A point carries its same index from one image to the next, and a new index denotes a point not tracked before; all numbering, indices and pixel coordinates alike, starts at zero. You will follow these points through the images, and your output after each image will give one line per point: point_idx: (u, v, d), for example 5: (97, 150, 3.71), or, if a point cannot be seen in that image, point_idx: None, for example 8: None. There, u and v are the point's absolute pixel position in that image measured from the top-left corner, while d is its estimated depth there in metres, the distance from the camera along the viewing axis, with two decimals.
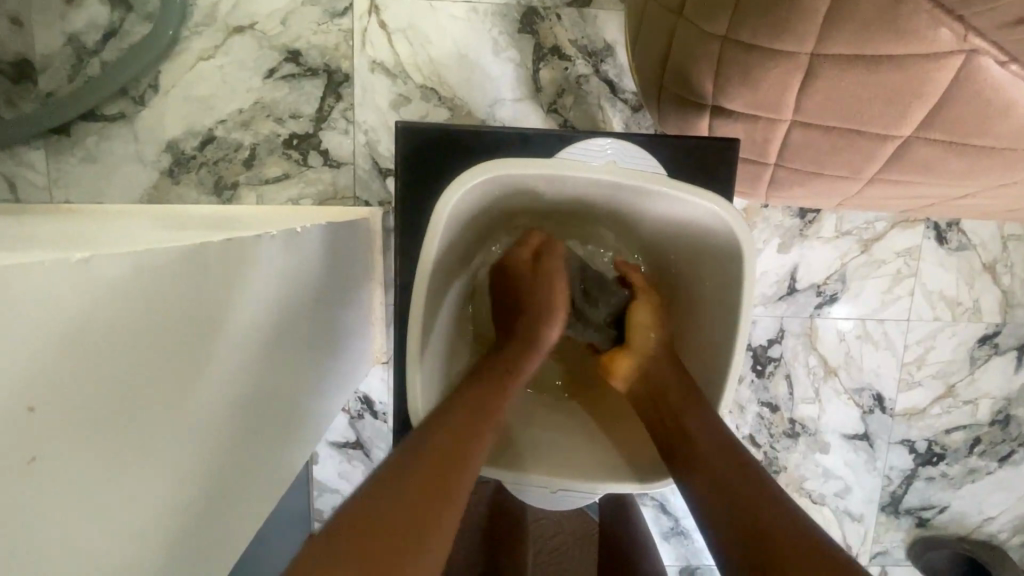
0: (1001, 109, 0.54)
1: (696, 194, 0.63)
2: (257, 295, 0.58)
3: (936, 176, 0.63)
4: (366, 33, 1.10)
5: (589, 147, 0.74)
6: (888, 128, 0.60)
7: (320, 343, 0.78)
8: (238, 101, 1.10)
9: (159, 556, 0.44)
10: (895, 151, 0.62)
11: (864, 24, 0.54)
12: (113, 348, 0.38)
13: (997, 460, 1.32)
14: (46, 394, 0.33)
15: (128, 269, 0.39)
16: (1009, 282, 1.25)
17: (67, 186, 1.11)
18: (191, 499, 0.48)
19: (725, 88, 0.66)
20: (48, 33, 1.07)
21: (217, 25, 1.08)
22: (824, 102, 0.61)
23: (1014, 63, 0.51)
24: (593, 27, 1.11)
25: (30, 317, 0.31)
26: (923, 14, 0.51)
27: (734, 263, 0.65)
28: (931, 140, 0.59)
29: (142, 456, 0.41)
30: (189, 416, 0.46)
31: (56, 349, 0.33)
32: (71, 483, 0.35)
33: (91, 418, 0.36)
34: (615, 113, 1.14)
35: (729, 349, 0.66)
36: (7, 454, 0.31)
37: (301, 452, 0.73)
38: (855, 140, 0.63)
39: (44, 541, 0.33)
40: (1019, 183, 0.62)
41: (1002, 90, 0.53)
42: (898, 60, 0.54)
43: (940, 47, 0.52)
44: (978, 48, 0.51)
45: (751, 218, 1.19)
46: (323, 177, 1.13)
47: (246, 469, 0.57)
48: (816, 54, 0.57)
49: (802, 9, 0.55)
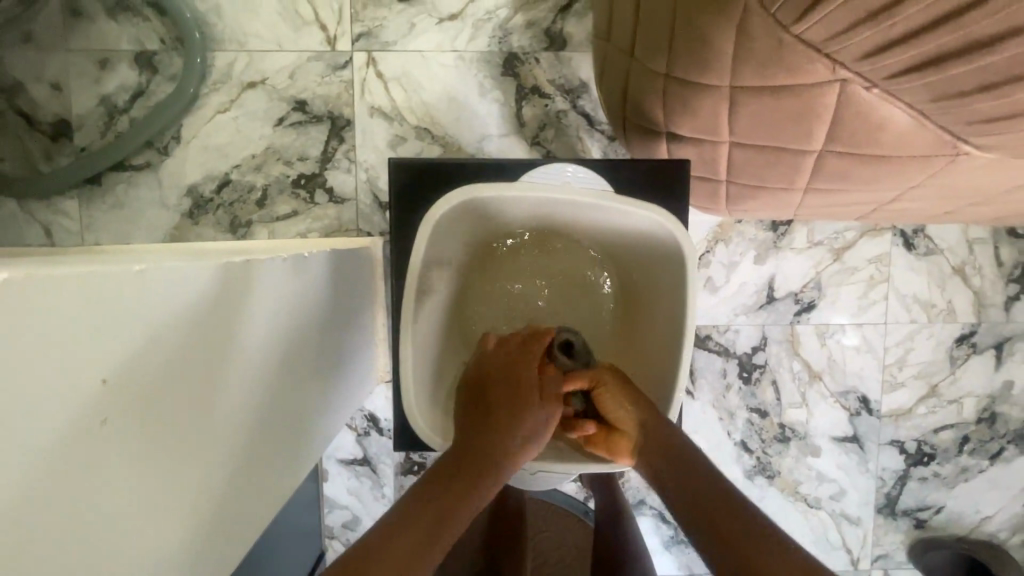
0: (881, 124, 0.63)
1: (646, 206, 0.72)
2: (272, 307, 0.67)
3: (852, 182, 0.72)
4: (365, 82, 1.22)
5: (547, 171, 0.82)
6: (801, 145, 0.69)
7: (327, 359, 0.86)
8: (251, 147, 1.22)
9: (193, 531, 0.52)
10: (815, 163, 0.71)
11: (759, 62, 0.62)
12: (161, 341, 0.47)
13: (988, 458, 1.35)
14: (116, 371, 0.43)
15: (173, 279, 0.49)
16: (979, 282, 1.31)
17: (98, 230, 1.22)
18: (218, 485, 0.56)
19: (672, 116, 0.76)
20: (83, 96, 1.20)
21: (233, 82, 1.21)
22: (749, 124, 0.70)
23: (876, 87, 0.60)
24: (569, 67, 1.23)
25: (106, 309, 0.42)
26: (800, 54, 0.60)
27: (680, 265, 0.74)
28: (839, 152, 0.69)
29: (182, 437, 0.50)
30: (219, 406, 0.56)
31: (121, 337, 0.43)
32: (129, 447, 0.44)
33: (144, 396, 0.46)
34: (593, 142, 1.25)
35: (680, 341, 0.75)
36: (87, 413, 0.40)
37: (310, 459, 0.80)
38: (779, 154, 0.72)
39: (105, 490, 0.42)
40: (925, 184, 0.71)
41: (874, 109, 0.62)
42: (792, 89, 0.64)
43: (818, 77, 0.61)
44: (847, 77, 0.60)
45: (727, 233, 1.27)
46: (328, 213, 1.24)
47: (263, 466, 0.65)
48: (733, 86, 0.67)
49: (715, 49, 0.64)
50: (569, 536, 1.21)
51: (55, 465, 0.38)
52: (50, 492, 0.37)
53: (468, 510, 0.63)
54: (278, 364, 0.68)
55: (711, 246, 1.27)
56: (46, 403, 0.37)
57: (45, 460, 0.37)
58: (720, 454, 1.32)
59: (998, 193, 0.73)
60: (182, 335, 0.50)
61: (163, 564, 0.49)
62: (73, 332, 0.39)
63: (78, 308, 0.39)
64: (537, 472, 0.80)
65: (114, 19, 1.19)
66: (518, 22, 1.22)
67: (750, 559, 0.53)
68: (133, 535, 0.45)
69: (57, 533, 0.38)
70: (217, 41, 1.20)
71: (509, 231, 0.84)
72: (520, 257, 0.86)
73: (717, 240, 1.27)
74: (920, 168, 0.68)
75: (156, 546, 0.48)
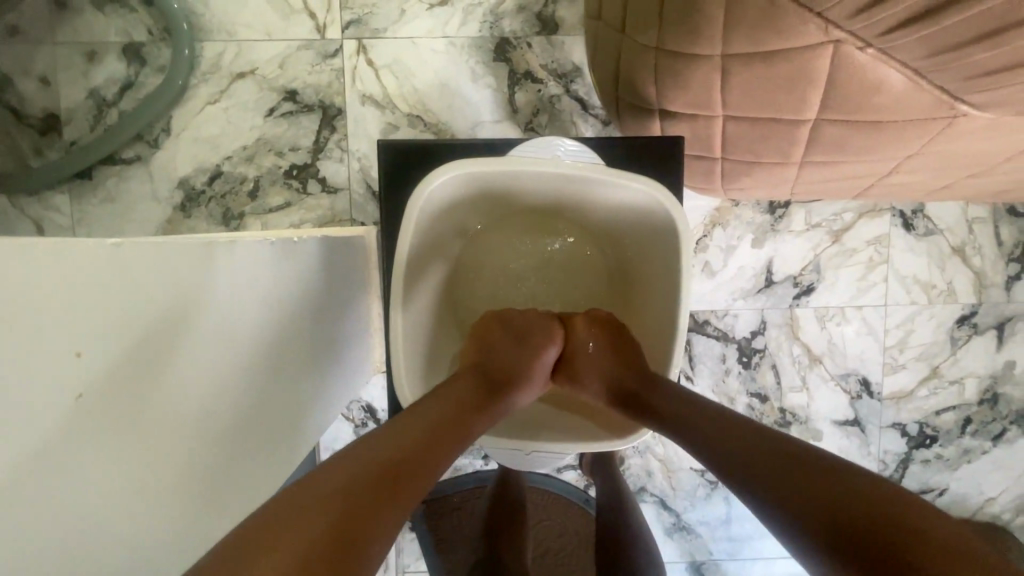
0: (877, 87, 0.62)
1: (637, 179, 0.70)
2: (256, 289, 0.66)
3: (845, 152, 0.72)
4: (356, 71, 1.21)
5: (537, 147, 0.80)
6: (795, 115, 0.68)
7: (319, 346, 0.85)
8: (242, 138, 1.21)
9: (178, 513, 0.52)
10: (810, 134, 0.70)
11: (750, 27, 0.61)
12: (138, 315, 0.47)
13: (991, 440, 1.34)
14: (93, 346, 0.42)
15: (151, 252, 0.48)
16: (979, 263, 1.30)
17: (89, 225, 1.21)
18: (204, 467, 0.55)
19: (664, 92, 0.75)
20: (71, 89, 1.19)
21: (222, 72, 1.20)
22: (742, 95, 0.69)
23: (871, 47, 0.59)
24: (561, 52, 1.22)
25: (78, 282, 0.41)
26: (791, 15, 0.59)
27: (675, 240, 0.72)
28: (833, 120, 0.67)
29: (163, 419, 0.49)
30: (200, 385, 0.55)
31: (97, 314, 0.42)
32: (106, 423, 0.43)
33: (121, 374, 0.45)
34: (587, 127, 1.24)
35: (674, 320, 0.73)
36: (60, 387, 0.39)
37: (300, 448, 0.79)
38: (772, 126, 0.71)
39: (81, 471, 0.41)
40: (922, 154, 0.70)
41: (869, 70, 0.61)
42: (784, 54, 0.62)
43: (810, 39, 0.60)
44: (841, 38, 0.59)
45: (724, 217, 1.26)
46: (321, 203, 1.23)
47: (246, 454, 0.63)
48: (724, 55, 0.65)
49: (706, 16, 0.62)
50: (573, 525, 1.20)
51: (24, 440, 0.37)
52: (22, 471, 0.36)
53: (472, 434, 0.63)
54: (267, 345, 0.68)
55: (708, 231, 1.26)
56: (12, 378, 0.36)
57: (17, 434, 0.36)
58: None
59: (996, 161, 0.72)
60: (160, 310, 0.49)
61: (145, 546, 0.48)
62: (42, 304, 0.38)
63: (49, 281, 0.38)
64: (533, 451, 0.81)
65: (101, 11, 1.18)
66: (509, 7, 1.20)
67: (801, 482, 0.50)
68: (108, 517, 0.44)
69: (33, 509, 0.37)
70: (206, 32, 1.19)
71: (503, 205, 0.83)
72: (515, 230, 0.86)
73: (714, 225, 1.26)
74: (916, 135, 0.67)
75: (134, 530, 0.47)
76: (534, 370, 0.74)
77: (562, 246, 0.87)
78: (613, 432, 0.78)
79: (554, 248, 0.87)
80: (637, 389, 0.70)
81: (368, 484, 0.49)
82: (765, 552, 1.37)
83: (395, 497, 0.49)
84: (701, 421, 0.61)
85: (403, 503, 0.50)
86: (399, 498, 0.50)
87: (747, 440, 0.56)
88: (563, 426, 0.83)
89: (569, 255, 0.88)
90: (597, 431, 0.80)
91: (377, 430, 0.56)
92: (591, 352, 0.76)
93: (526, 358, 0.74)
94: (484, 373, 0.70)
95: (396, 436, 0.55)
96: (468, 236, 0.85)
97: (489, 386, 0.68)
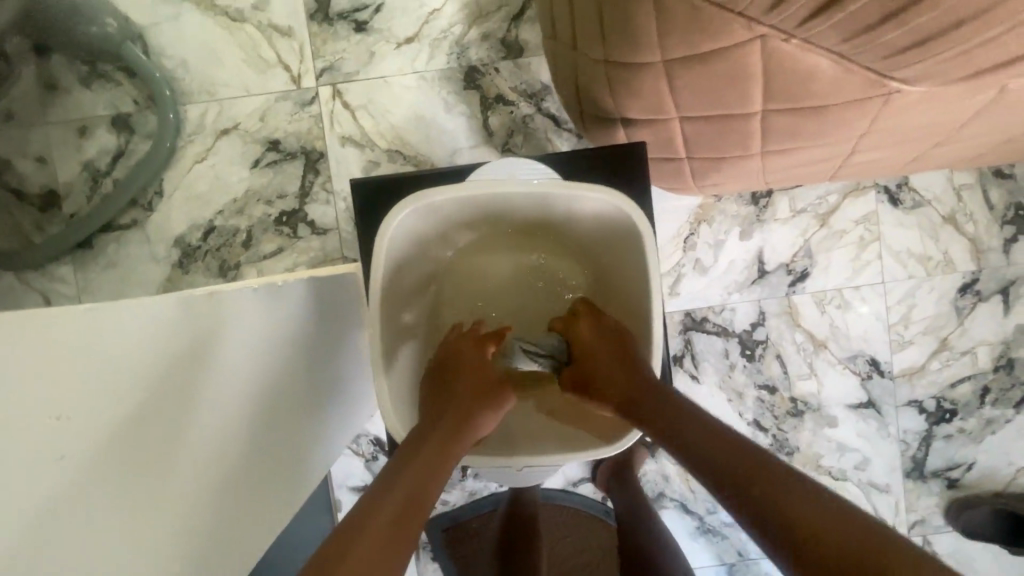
0: (811, 76, 0.63)
1: (594, 190, 0.72)
2: (253, 326, 0.69)
3: (800, 138, 0.73)
4: (333, 114, 1.25)
5: (497, 167, 0.82)
6: (744, 108, 0.70)
7: (323, 377, 0.88)
8: (231, 191, 1.25)
9: (205, 536, 0.57)
10: (762, 125, 0.72)
11: (680, 32, 0.63)
12: (119, 371, 0.51)
13: (1013, 407, 1.31)
14: (73, 409, 0.46)
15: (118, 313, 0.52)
16: (973, 229, 1.29)
17: (94, 291, 1.25)
18: (219, 500, 0.59)
19: (619, 100, 0.76)
20: (67, 165, 1.25)
21: (207, 131, 1.25)
22: (691, 95, 0.70)
23: (794, 38, 0.60)
24: (528, 72, 1.25)
25: (47, 356, 0.45)
26: (715, 18, 0.60)
27: (640, 244, 0.74)
28: (781, 110, 0.69)
29: (164, 460, 0.53)
30: (204, 425, 0.59)
31: (72, 379, 0.47)
32: (99, 473, 0.47)
33: (113, 423, 0.49)
34: (562, 142, 1.26)
35: (648, 318, 0.75)
36: (43, 448, 0.43)
37: (313, 474, 0.82)
38: (726, 121, 0.73)
39: (80, 518, 0.45)
40: (875, 131, 0.71)
41: (800, 60, 0.62)
42: (718, 54, 0.64)
43: (738, 38, 0.61)
44: (765, 33, 0.60)
45: (708, 214, 1.27)
46: (313, 245, 1.26)
47: (260, 483, 0.67)
48: (665, 61, 0.67)
49: (639, 28, 0.64)
50: (597, 540, 1.22)
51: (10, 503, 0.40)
52: (16, 528, 0.41)
53: (455, 460, 0.65)
54: (275, 377, 0.72)
55: (695, 229, 1.27)
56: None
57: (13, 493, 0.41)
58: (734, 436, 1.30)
59: (953, 128, 0.72)
60: (140, 362, 0.53)
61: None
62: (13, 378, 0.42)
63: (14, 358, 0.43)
64: (523, 467, 0.81)
65: (89, 88, 1.24)
66: (473, 36, 1.24)
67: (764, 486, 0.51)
68: (122, 555, 0.48)
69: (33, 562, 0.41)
70: (189, 95, 1.24)
71: (478, 230, 0.85)
72: (488, 253, 0.89)
73: (700, 222, 1.27)
74: (862, 115, 0.68)
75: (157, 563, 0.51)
76: (489, 394, 0.73)
77: (535, 262, 0.90)
78: (601, 438, 0.78)
79: (530, 265, 0.90)
80: (629, 394, 0.68)
81: (381, 523, 0.51)
82: None
83: (405, 527, 0.52)
84: (687, 437, 0.60)
85: (412, 532, 0.52)
86: (409, 529, 0.52)
87: (737, 456, 0.55)
88: (554, 436, 0.84)
89: (543, 270, 0.90)
90: (588, 437, 0.80)
91: (376, 476, 0.58)
92: (590, 353, 0.74)
93: (478, 382, 0.73)
94: (444, 407, 0.69)
95: (393, 475, 0.58)
96: (448, 264, 0.88)
97: (457, 413, 0.69)
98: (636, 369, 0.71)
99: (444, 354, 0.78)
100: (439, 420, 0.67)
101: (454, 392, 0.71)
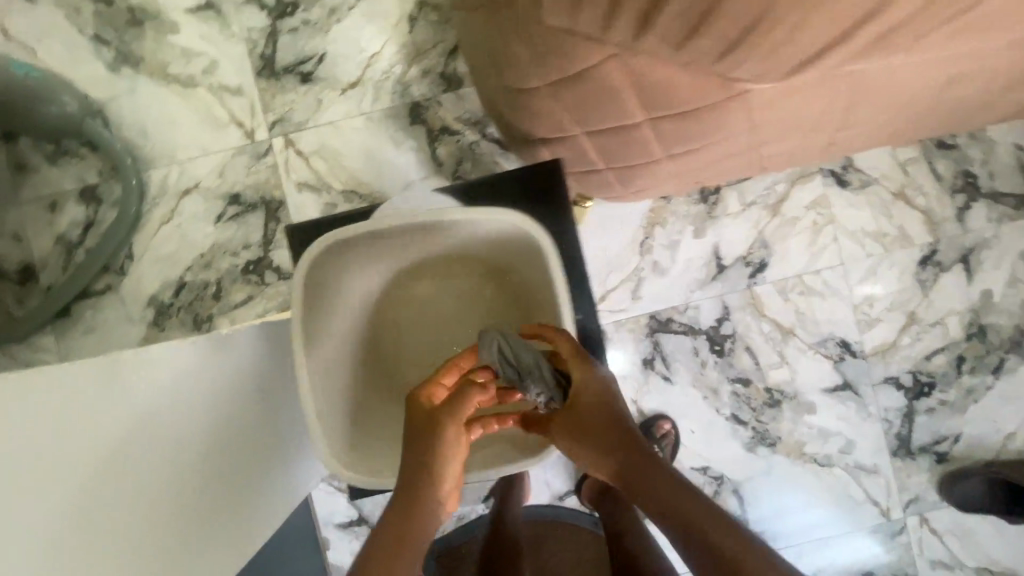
0: (667, 85, 0.64)
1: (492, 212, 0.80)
2: (188, 379, 0.86)
3: (694, 139, 0.75)
4: (288, 163, 1.30)
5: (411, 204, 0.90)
6: (627, 120, 0.73)
7: (292, 411, 1.01)
8: (198, 247, 1.30)
9: (140, 550, 0.73)
10: (651, 132, 0.75)
11: (544, 56, 0.67)
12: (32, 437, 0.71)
13: (991, 373, 1.30)
14: None
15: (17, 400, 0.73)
16: (925, 202, 1.30)
17: (75, 357, 1.29)
18: (159, 523, 0.75)
19: (532, 120, 0.82)
20: (41, 239, 1.30)
21: (170, 193, 1.30)
22: (580, 111, 0.74)
23: (633, 53, 0.61)
24: (470, 102, 1.30)
25: None
26: (565, 43, 0.63)
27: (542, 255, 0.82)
28: (659, 118, 0.71)
29: (89, 499, 0.71)
30: (135, 466, 0.76)
31: None
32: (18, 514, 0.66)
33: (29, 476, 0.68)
34: (510, 163, 1.30)
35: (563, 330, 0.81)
36: None
37: (281, 502, 0.96)
38: (621, 133, 0.76)
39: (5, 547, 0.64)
40: (761, 125, 0.70)
41: (649, 73, 0.63)
42: (581, 74, 0.67)
43: (590, 58, 0.64)
44: (609, 51, 0.62)
45: (660, 216, 1.29)
46: (280, 290, 1.30)
47: (215, 508, 0.82)
48: (546, 83, 0.72)
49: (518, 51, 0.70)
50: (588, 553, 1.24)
51: None
52: None
53: (438, 493, 0.72)
54: (230, 414, 0.87)
55: (649, 232, 1.29)
56: None
57: None
58: (714, 432, 1.30)
59: (844, 111, 0.69)
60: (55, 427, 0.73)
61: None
62: None
63: None
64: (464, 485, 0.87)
65: (56, 165, 1.30)
66: (413, 74, 1.30)
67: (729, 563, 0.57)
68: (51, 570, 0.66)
69: None
70: (150, 161, 1.30)
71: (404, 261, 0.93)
72: (418, 279, 0.97)
73: (654, 225, 1.30)
74: (735, 115, 0.68)
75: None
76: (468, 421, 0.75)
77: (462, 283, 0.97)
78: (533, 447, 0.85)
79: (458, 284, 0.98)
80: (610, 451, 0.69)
81: None
82: (784, 544, 1.30)
83: None
84: (666, 513, 0.63)
85: None
86: None
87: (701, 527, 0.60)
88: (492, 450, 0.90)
89: (472, 289, 0.98)
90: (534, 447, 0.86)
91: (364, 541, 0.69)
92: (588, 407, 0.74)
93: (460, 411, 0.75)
94: (422, 438, 0.74)
95: (379, 539, 0.68)
96: (381, 297, 0.96)
97: (434, 445, 0.73)
98: (620, 414, 0.73)
99: (433, 387, 0.79)
100: (418, 457, 0.73)
101: (437, 417, 0.74)
